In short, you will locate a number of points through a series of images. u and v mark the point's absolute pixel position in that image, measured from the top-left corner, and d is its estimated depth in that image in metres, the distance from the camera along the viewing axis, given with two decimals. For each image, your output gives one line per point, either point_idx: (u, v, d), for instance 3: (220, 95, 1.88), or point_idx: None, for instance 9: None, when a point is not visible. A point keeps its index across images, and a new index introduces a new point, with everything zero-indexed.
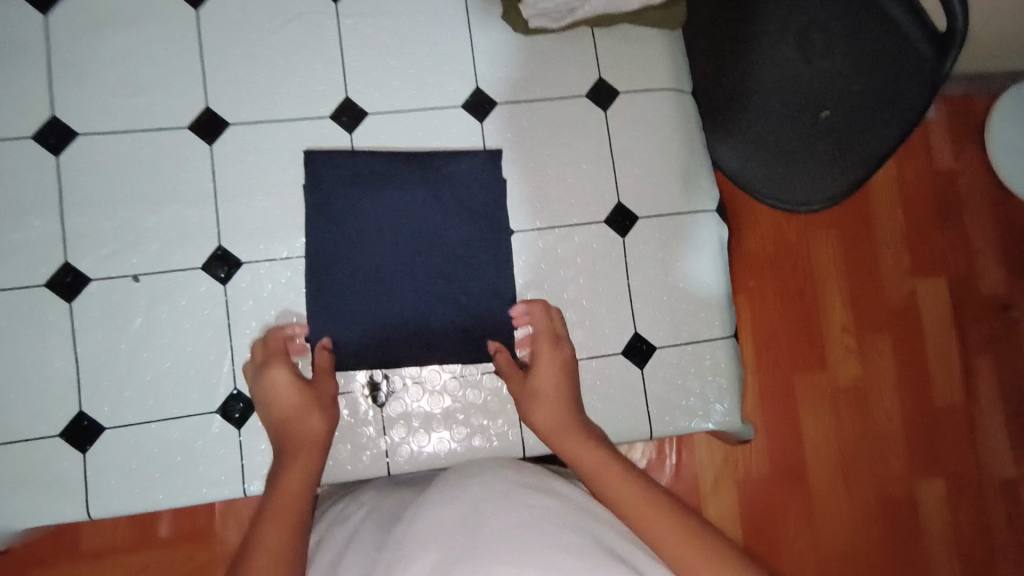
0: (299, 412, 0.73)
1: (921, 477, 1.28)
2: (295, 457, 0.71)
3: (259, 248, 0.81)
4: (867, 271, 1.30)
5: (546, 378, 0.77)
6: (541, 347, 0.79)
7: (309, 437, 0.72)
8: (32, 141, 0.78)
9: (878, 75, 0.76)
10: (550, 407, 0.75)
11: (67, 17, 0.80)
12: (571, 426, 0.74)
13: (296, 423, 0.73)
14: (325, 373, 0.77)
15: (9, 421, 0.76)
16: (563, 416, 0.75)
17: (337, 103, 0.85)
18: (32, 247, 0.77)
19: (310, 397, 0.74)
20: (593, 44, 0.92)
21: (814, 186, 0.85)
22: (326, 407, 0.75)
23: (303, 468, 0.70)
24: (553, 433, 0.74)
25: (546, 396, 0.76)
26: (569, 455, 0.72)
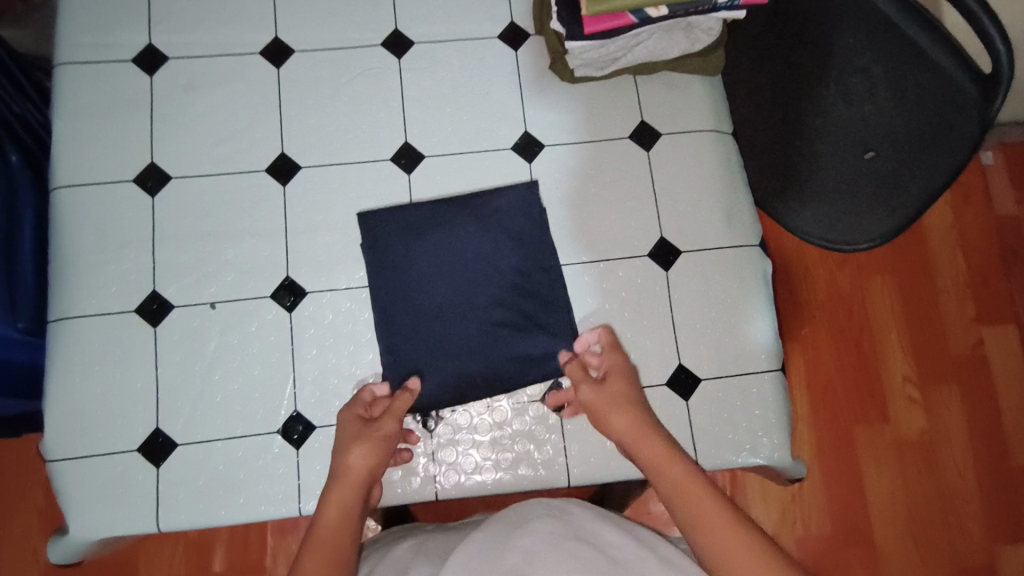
0: (349, 441, 0.72)
1: (1002, 541, 1.26)
2: (336, 486, 0.68)
3: (323, 278, 0.88)
4: (926, 320, 1.35)
5: (626, 395, 0.73)
6: (621, 373, 0.76)
7: (354, 470, 0.69)
8: (133, 184, 0.89)
9: (926, 117, 0.83)
10: (629, 418, 0.70)
11: (169, 77, 0.92)
12: (651, 435, 0.68)
13: (346, 453, 0.70)
14: (395, 416, 0.74)
15: (93, 436, 0.82)
16: (643, 425, 0.69)
17: (397, 147, 0.93)
18: (127, 276, 0.86)
19: (368, 431, 0.72)
20: (636, 91, 0.97)
21: (863, 226, 0.91)
22: (376, 443, 0.71)
23: (338, 500, 0.66)
24: (630, 440, 0.69)
25: (626, 404, 0.72)
26: (650, 464, 0.66)
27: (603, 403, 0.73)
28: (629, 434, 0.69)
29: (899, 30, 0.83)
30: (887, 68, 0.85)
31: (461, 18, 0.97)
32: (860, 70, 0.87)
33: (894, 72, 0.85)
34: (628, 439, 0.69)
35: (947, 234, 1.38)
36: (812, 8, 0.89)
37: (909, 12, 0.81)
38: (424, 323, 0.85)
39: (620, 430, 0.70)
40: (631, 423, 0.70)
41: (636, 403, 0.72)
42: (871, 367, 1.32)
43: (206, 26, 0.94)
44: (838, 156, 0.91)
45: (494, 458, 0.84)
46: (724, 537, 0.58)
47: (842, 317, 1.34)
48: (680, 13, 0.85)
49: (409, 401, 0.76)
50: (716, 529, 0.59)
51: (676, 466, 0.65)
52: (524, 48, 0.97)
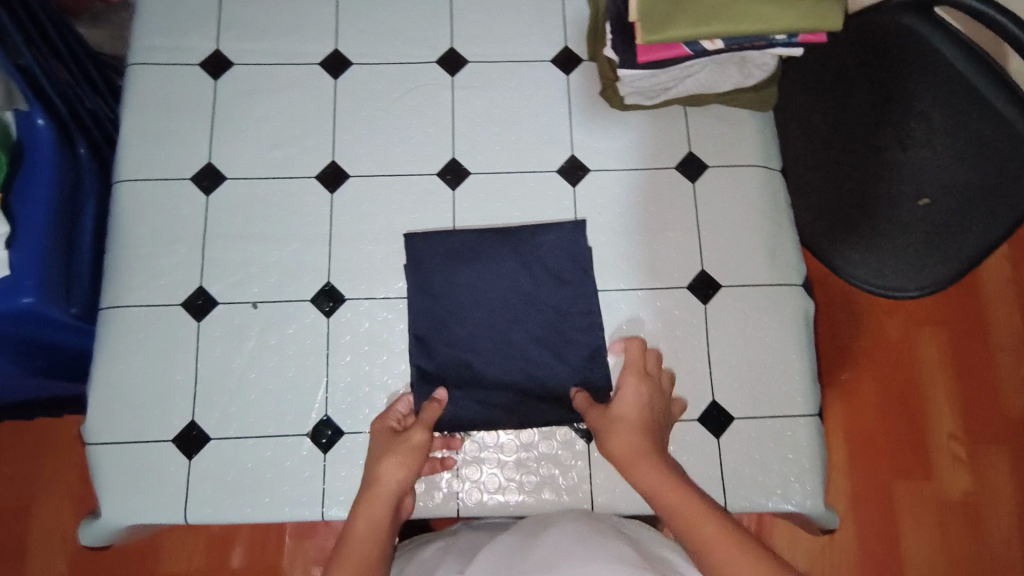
0: (381, 452, 0.76)
1: None
2: (368, 497, 0.72)
3: (362, 286, 0.89)
4: (976, 375, 1.29)
5: (626, 416, 0.75)
6: (632, 391, 0.78)
7: (384, 481, 0.73)
8: (190, 182, 0.92)
9: (988, 167, 0.80)
10: (626, 440, 0.72)
11: (232, 83, 0.96)
12: (649, 460, 0.70)
13: (379, 463, 0.75)
14: (423, 425, 0.77)
15: (132, 423, 0.85)
16: (642, 448, 0.71)
17: (443, 162, 0.94)
18: (176, 271, 0.89)
19: (399, 442, 0.76)
20: (685, 121, 0.97)
21: (911, 274, 0.88)
22: (408, 455, 0.75)
23: (368, 512, 0.71)
24: (629, 465, 0.71)
25: (626, 428, 0.74)
26: (650, 489, 0.68)
27: (613, 425, 0.75)
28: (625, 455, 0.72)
29: (959, 73, 0.82)
30: (948, 112, 0.83)
31: (515, 40, 0.99)
32: (922, 117, 0.86)
33: (954, 117, 0.83)
34: (628, 464, 0.71)
35: (1002, 289, 1.33)
36: (873, 56, 0.90)
37: (975, 61, 0.81)
38: (457, 348, 0.87)
39: (622, 454, 0.72)
40: (629, 439, 0.73)
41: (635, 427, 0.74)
42: (915, 420, 1.27)
43: (270, 35, 0.98)
44: (888, 202, 0.89)
45: (518, 480, 0.84)
46: (718, 550, 0.60)
47: (885, 366, 1.30)
48: (735, 46, 0.83)
49: (438, 411, 0.79)
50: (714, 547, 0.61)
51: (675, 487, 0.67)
52: (575, 73, 0.98)
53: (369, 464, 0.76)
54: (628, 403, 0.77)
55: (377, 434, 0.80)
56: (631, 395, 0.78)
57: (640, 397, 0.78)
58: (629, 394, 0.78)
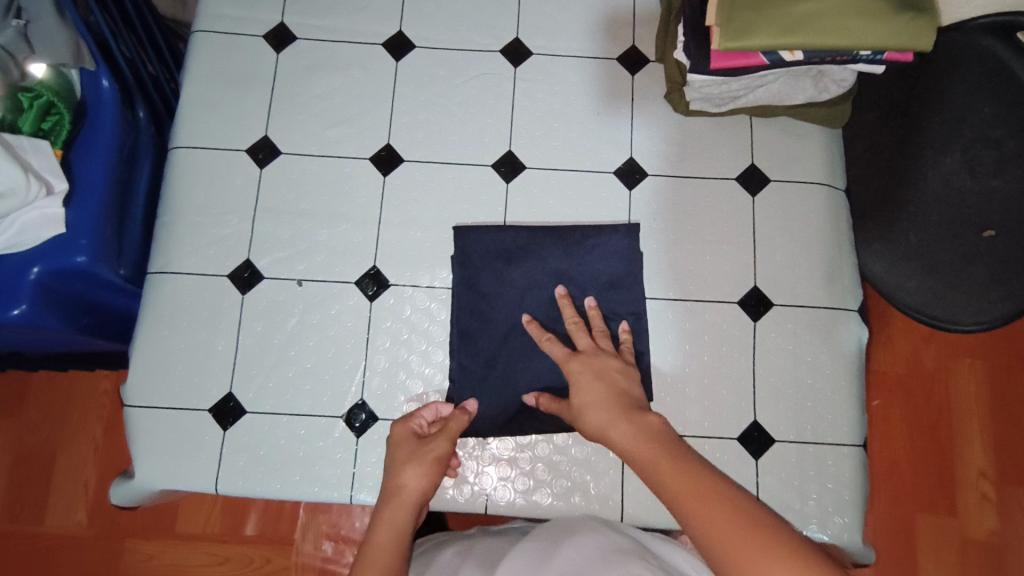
0: (403, 459, 0.75)
1: None
2: (389, 505, 0.72)
3: (407, 273, 0.89)
4: (1014, 415, 1.25)
5: (581, 392, 0.73)
6: (576, 363, 0.76)
7: (405, 490, 0.72)
8: (245, 154, 0.92)
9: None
10: (591, 416, 0.71)
11: (294, 58, 0.95)
12: (621, 426, 0.68)
13: (400, 472, 0.74)
14: (445, 437, 0.76)
15: (171, 389, 0.85)
16: (604, 416, 0.70)
17: (499, 154, 0.92)
18: (224, 241, 0.89)
19: (420, 452, 0.75)
20: (750, 132, 0.94)
21: (970, 307, 0.84)
22: (427, 466, 0.74)
23: (389, 519, 0.71)
24: (602, 439, 0.69)
25: (586, 404, 0.72)
26: (623, 447, 0.67)
27: (595, 415, 0.70)
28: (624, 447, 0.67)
29: None
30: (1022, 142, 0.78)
31: (583, 35, 0.97)
32: (992, 142, 0.82)
33: None
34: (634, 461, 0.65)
35: None
36: (949, 78, 0.87)
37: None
38: (499, 347, 0.85)
39: (625, 448, 0.66)
40: (625, 431, 0.68)
41: (612, 414, 0.69)
42: (944, 454, 1.23)
43: (336, 12, 0.96)
44: (951, 230, 0.86)
45: (548, 482, 0.83)
46: (695, 502, 0.58)
47: (919, 397, 1.26)
48: (815, 59, 0.80)
49: (464, 422, 0.78)
50: (690, 501, 0.58)
51: (642, 445, 0.65)
52: (640, 73, 0.95)
53: (389, 469, 0.75)
54: (590, 388, 0.73)
55: (393, 438, 0.78)
56: (584, 379, 0.74)
57: (589, 373, 0.74)
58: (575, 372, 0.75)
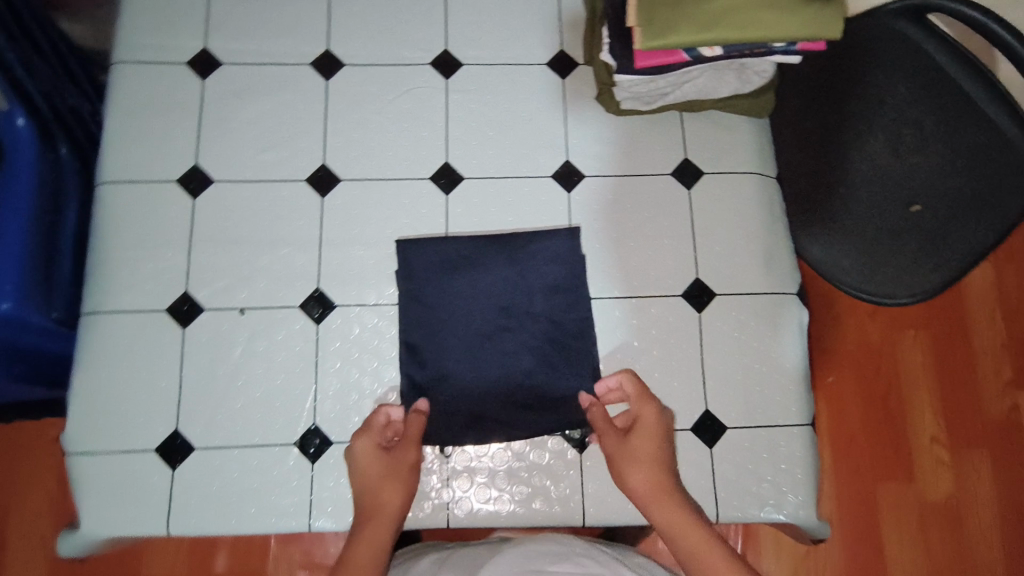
0: (377, 476, 0.74)
1: None
2: (368, 525, 0.71)
3: (352, 293, 0.88)
4: (957, 379, 1.29)
5: (644, 450, 0.71)
6: (647, 420, 0.74)
7: (386, 508, 0.72)
8: (176, 184, 0.90)
9: (981, 176, 0.77)
10: (647, 477, 0.69)
11: (220, 83, 0.93)
12: (671, 497, 0.68)
13: (376, 488, 0.73)
14: (412, 444, 0.76)
15: (114, 432, 0.82)
16: (662, 483, 0.69)
17: (436, 166, 0.92)
18: (160, 276, 0.87)
19: (392, 466, 0.75)
20: (681, 127, 0.96)
21: (904, 279, 0.86)
22: (403, 478, 0.74)
23: (371, 540, 0.70)
24: (646, 501, 0.68)
25: (643, 460, 0.70)
26: (666, 524, 0.67)
27: (647, 493, 0.68)
28: (673, 529, 0.66)
29: (954, 82, 0.79)
30: (941, 120, 0.80)
31: (511, 42, 0.97)
32: (912, 122, 0.83)
33: (946, 125, 0.80)
34: (688, 557, 0.64)
35: (987, 297, 1.33)
36: (867, 62, 0.87)
37: (958, 64, 0.78)
38: (451, 360, 0.85)
39: (682, 543, 0.65)
40: (683, 519, 0.66)
41: (667, 494, 0.68)
42: (897, 423, 1.27)
43: (260, 35, 0.95)
44: (881, 207, 0.87)
45: (510, 491, 0.83)
46: None
47: (870, 372, 1.30)
48: (734, 53, 0.82)
49: (422, 422, 0.78)
50: None
51: (689, 525, 0.66)
52: (571, 77, 0.97)
53: (363, 487, 0.74)
54: (645, 445, 0.71)
55: (355, 451, 0.77)
56: (646, 439, 0.72)
57: (651, 431, 0.73)
58: (647, 426, 0.73)
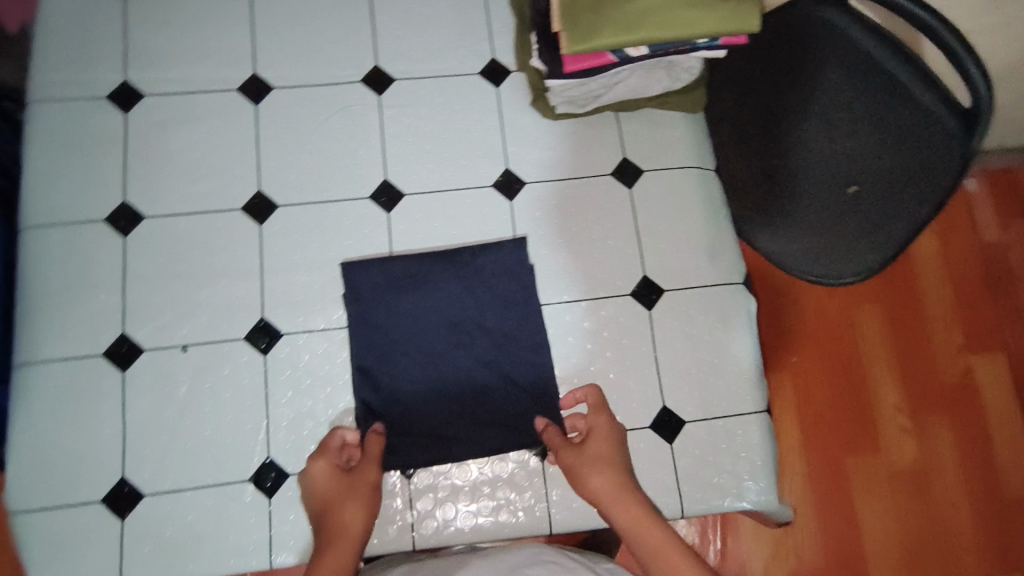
0: (338, 495, 0.70)
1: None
2: (332, 549, 0.65)
3: (298, 320, 0.86)
4: (914, 343, 1.16)
5: (602, 451, 0.71)
6: (599, 424, 0.75)
7: (349, 527, 0.67)
8: (105, 224, 0.87)
9: (913, 155, 0.76)
10: (607, 478, 0.68)
11: (144, 116, 0.90)
12: (630, 498, 0.66)
13: (337, 508, 0.69)
14: (372, 464, 0.74)
15: (57, 486, 0.79)
16: (622, 482, 0.67)
17: (376, 184, 0.91)
18: (95, 319, 0.84)
19: (353, 485, 0.72)
20: (618, 127, 0.97)
21: (847, 259, 0.85)
22: (366, 496, 0.70)
23: (335, 562, 0.64)
24: (607, 503, 0.67)
25: (600, 461, 0.70)
26: (628, 526, 0.65)
27: (607, 492, 0.67)
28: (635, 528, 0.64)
29: (881, 66, 0.76)
30: (872, 104, 0.79)
31: (442, 54, 0.97)
32: (845, 106, 0.81)
33: (878, 108, 0.78)
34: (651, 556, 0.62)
35: (937, 260, 1.20)
36: (794, 43, 0.83)
37: (891, 52, 0.75)
38: (405, 380, 0.84)
39: (643, 540, 0.63)
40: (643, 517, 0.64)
41: (626, 492, 0.67)
42: (860, 397, 1.13)
43: (183, 63, 0.93)
44: (819, 189, 0.85)
45: (474, 506, 0.82)
46: None
47: (830, 347, 1.15)
48: (660, 52, 0.83)
49: (381, 443, 0.77)
50: None
51: (651, 525, 0.64)
52: (505, 84, 0.97)
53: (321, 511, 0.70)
54: (602, 447, 0.71)
55: (311, 475, 0.73)
56: (603, 440, 0.72)
57: (606, 432, 0.73)
58: (601, 430, 0.74)
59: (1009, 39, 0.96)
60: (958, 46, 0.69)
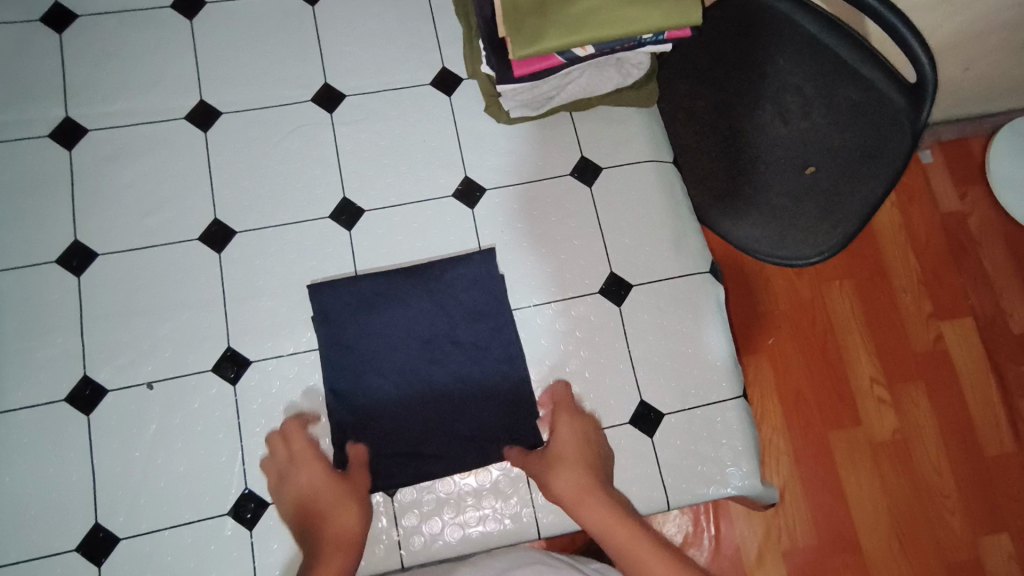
0: (330, 502, 0.73)
1: (985, 535, 1.09)
2: (332, 552, 0.67)
3: (266, 346, 0.85)
4: (884, 316, 1.18)
5: (571, 454, 0.75)
6: (569, 425, 0.79)
7: (344, 531, 0.69)
8: (57, 265, 0.84)
9: (864, 131, 0.81)
10: (573, 478, 0.71)
11: (90, 151, 0.88)
12: (592, 496, 0.69)
13: (333, 515, 0.71)
14: (359, 471, 0.78)
15: (27, 538, 0.77)
16: (587, 480, 0.70)
17: (336, 203, 0.90)
18: (55, 363, 0.81)
19: (342, 490, 0.74)
20: (573, 127, 0.97)
21: (811, 238, 0.84)
22: (359, 502, 0.73)
23: (337, 566, 0.65)
24: (573, 504, 0.69)
25: (567, 461, 0.73)
26: (595, 527, 0.67)
27: (573, 491, 0.70)
28: (603, 527, 0.66)
29: (826, 48, 0.82)
30: (820, 84, 0.83)
31: (392, 67, 0.96)
32: (795, 89, 0.84)
33: (826, 88, 0.83)
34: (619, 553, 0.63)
35: (898, 232, 1.22)
36: (744, 32, 0.85)
37: (839, 36, 0.81)
38: (380, 398, 0.83)
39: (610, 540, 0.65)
40: (611, 515, 0.66)
41: (593, 491, 0.69)
42: (837, 373, 1.15)
43: (127, 95, 0.91)
44: (776, 172, 0.85)
45: (460, 517, 0.82)
46: None
47: (804, 327, 1.16)
48: (607, 50, 0.83)
49: (364, 450, 0.81)
50: None
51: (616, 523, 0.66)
52: (457, 93, 0.96)
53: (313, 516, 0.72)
54: (570, 448, 0.76)
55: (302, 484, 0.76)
56: (574, 441, 0.77)
57: (574, 433, 0.78)
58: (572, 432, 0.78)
59: (943, 17, 0.99)
60: (898, 23, 0.72)
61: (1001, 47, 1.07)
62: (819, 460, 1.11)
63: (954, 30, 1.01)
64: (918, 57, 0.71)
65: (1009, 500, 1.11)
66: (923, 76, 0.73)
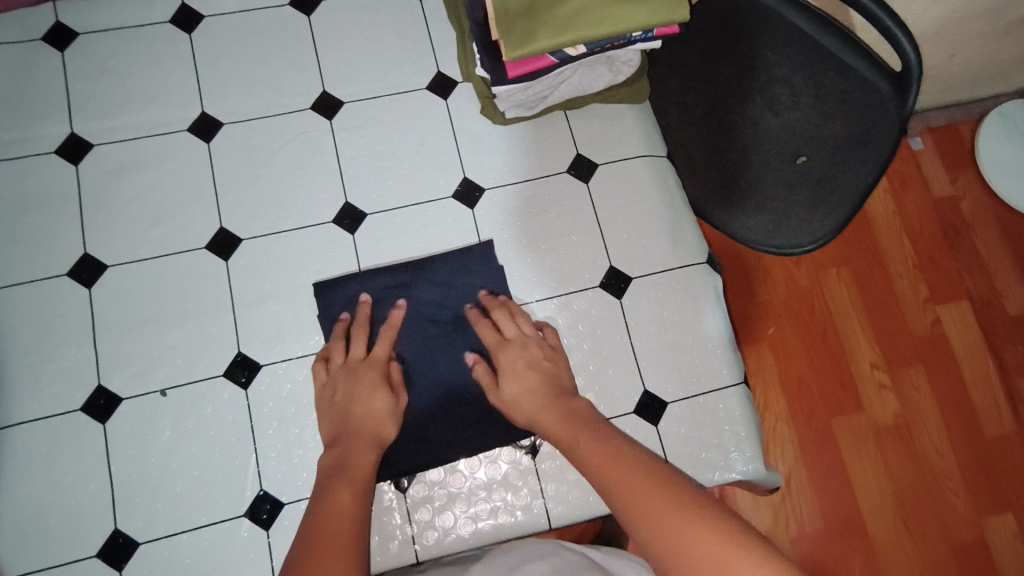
0: (376, 408, 0.75)
1: (989, 513, 1.11)
2: (368, 450, 0.70)
3: (275, 350, 0.86)
4: (881, 301, 1.20)
5: (518, 371, 0.77)
6: (519, 349, 0.79)
7: (378, 438, 0.73)
8: (68, 278, 0.86)
9: (853, 119, 0.84)
10: (532, 394, 0.74)
11: (95, 166, 0.90)
12: (572, 424, 0.68)
13: (367, 420, 0.74)
14: (400, 389, 0.79)
15: (48, 546, 0.78)
16: (542, 398, 0.74)
17: (338, 208, 0.92)
18: (70, 374, 0.83)
19: (389, 402, 0.76)
20: (568, 125, 0.99)
21: (806, 227, 0.85)
22: (398, 416, 0.76)
23: (365, 463, 0.68)
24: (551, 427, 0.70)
25: (519, 386, 0.76)
26: (573, 447, 0.65)
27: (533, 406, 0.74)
28: (575, 447, 0.64)
29: (811, 39, 0.86)
30: (808, 76, 0.86)
31: (388, 72, 0.98)
32: (783, 81, 0.87)
33: (814, 79, 0.86)
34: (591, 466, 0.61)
35: (893, 219, 1.24)
36: (733, 27, 0.88)
37: (821, 29, 0.85)
38: None
39: (578, 450, 0.64)
40: (600, 452, 0.62)
41: (572, 418, 0.69)
42: (838, 358, 1.17)
43: (130, 109, 0.93)
44: (769, 163, 0.87)
45: (472, 511, 0.83)
46: (631, 481, 0.56)
47: (804, 315, 1.18)
48: (598, 49, 0.85)
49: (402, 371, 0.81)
50: (629, 483, 0.56)
51: (591, 443, 0.63)
52: (453, 95, 0.98)
53: (349, 426, 0.73)
54: (524, 375, 0.76)
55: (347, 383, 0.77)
56: (518, 366, 0.77)
57: (520, 356, 0.78)
58: (516, 353, 0.79)
59: (926, 4, 1.01)
60: (882, 15, 0.73)
61: (984, 34, 1.10)
62: (822, 445, 1.13)
63: (937, 17, 1.04)
64: (903, 49, 0.73)
65: (1010, 477, 1.13)
66: (908, 63, 0.75)
